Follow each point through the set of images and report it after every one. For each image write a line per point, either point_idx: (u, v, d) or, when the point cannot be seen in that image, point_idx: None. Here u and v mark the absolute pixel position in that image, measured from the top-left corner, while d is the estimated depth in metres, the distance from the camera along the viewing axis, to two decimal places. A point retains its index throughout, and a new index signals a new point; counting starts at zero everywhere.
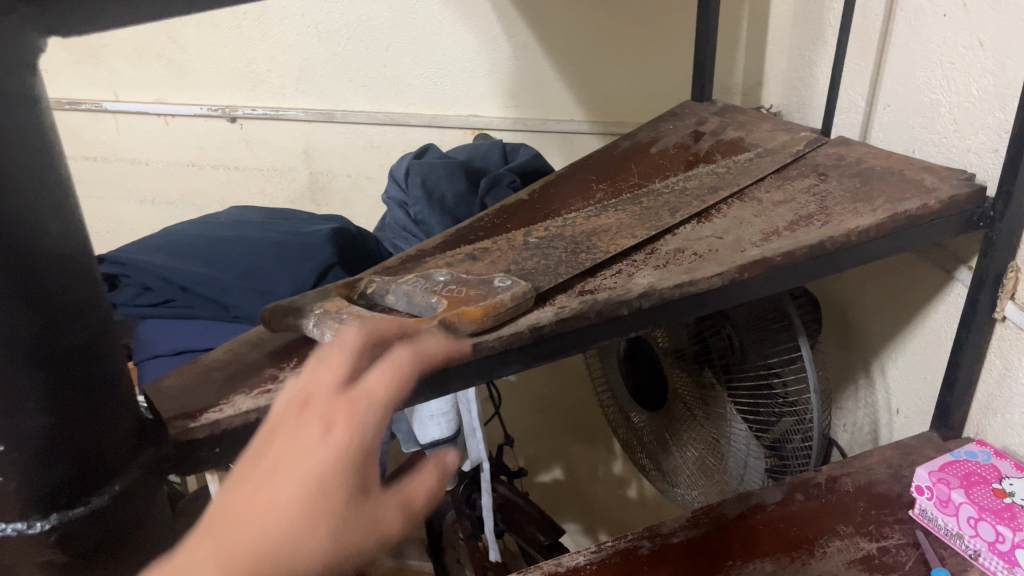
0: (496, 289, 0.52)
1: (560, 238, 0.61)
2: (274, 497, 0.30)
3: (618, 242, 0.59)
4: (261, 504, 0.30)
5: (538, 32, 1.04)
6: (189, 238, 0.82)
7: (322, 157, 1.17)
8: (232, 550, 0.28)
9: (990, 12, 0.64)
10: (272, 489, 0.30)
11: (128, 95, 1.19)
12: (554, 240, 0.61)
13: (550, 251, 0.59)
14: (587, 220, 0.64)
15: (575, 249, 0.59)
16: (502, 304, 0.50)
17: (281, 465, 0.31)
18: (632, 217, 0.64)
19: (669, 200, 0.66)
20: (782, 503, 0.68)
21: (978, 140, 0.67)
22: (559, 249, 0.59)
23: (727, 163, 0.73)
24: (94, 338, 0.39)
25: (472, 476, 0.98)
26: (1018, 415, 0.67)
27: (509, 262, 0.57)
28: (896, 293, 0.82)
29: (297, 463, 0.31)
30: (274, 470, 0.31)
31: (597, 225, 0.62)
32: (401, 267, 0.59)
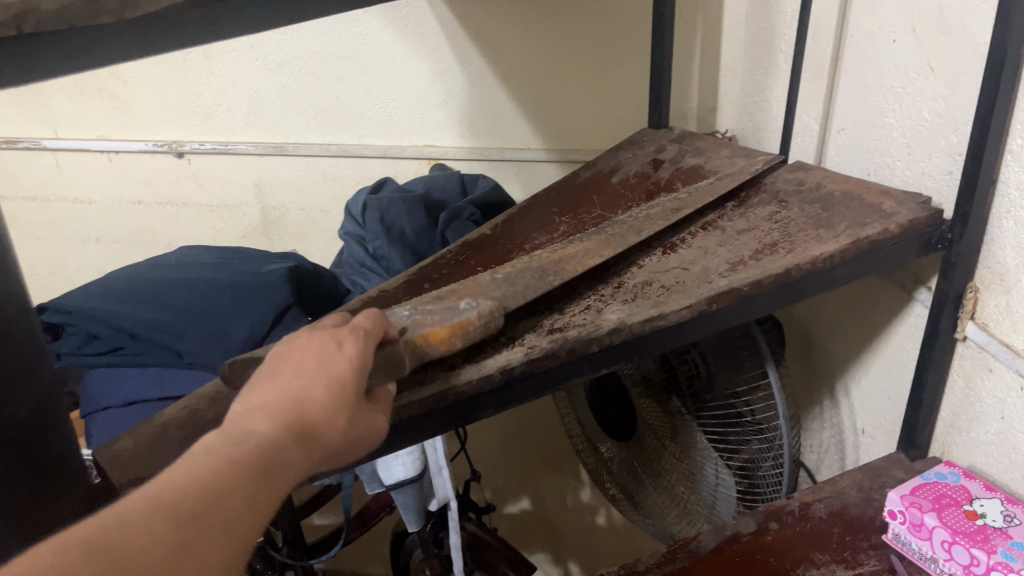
0: (460, 310, 0.50)
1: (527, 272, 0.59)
2: (304, 386, 0.35)
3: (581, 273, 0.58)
4: (290, 403, 0.34)
5: (492, 62, 1.04)
6: (138, 283, 0.79)
7: (274, 191, 1.15)
8: (278, 421, 0.33)
9: (939, 37, 0.65)
10: (305, 378, 0.35)
11: (69, 132, 1.14)
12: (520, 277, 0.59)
13: (517, 280, 0.57)
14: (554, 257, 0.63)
15: (541, 279, 0.57)
16: (470, 323, 0.48)
17: (304, 362, 0.36)
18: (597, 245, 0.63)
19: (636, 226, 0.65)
20: (757, 533, 0.68)
21: (932, 163, 0.68)
22: (524, 280, 0.57)
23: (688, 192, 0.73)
24: (42, 405, 0.37)
25: (439, 515, 0.95)
26: (983, 434, 0.68)
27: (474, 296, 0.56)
28: (857, 315, 0.83)
29: (322, 359, 0.37)
30: (290, 377, 0.35)
31: (562, 255, 0.61)
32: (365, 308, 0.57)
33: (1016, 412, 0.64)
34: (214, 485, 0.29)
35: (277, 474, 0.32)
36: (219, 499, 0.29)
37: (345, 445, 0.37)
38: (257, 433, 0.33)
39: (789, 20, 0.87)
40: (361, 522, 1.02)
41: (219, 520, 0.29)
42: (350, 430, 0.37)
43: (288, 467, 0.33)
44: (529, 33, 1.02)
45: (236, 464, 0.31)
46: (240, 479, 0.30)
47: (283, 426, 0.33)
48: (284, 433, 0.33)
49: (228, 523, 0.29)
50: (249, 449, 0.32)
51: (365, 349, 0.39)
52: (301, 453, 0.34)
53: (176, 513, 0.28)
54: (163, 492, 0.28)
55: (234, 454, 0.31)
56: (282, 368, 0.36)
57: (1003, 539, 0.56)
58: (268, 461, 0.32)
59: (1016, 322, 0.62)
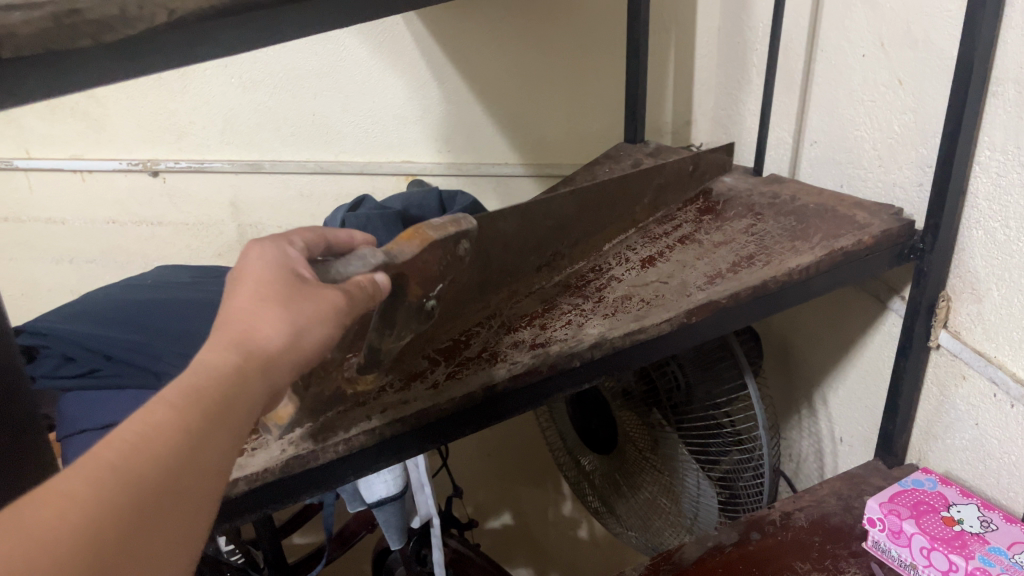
0: None
1: (509, 279, 0.59)
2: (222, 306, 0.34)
3: (532, 214, 0.59)
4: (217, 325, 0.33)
5: (469, 79, 1.05)
6: (114, 306, 0.78)
7: (250, 208, 1.14)
8: (229, 342, 0.32)
9: (907, 51, 0.66)
10: (243, 287, 0.34)
11: (41, 152, 1.12)
12: (504, 291, 0.59)
13: (487, 264, 0.57)
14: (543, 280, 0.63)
15: (500, 249, 0.57)
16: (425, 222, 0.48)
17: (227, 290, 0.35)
18: (563, 235, 0.63)
19: (594, 207, 0.66)
20: (739, 543, 0.68)
21: (903, 175, 0.70)
22: (492, 265, 0.57)
23: (651, 199, 0.73)
24: (18, 434, 0.36)
25: (422, 531, 0.95)
26: (959, 440, 0.69)
27: (457, 292, 0.56)
28: (832, 325, 0.84)
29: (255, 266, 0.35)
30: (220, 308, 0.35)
31: (542, 257, 0.62)
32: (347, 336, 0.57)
33: (990, 417, 0.65)
34: (157, 473, 0.27)
35: (226, 443, 0.30)
36: (165, 490, 0.27)
37: (297, 330, 0.33)
38: (203, 393, 0.30)
39: (761, 35, 0.88)
40: (343, 541, 1.01)
41: (162, 512, 0.27)
42: (309, 334, 0.34)
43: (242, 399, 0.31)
44: (505, 48, 1.03)
45: (182, 439, 0.28)
46: (188, 459, 0.28)
47: (229, 342, 0.32)
48: (230, 391, 0.31)
49: (172, 510, 0.27)
50: (196, 419, 0.29)
51: (295, 254, 0.38)
52: (253, 398, 0.31)
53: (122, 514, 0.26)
54: (103, 479, 0.26)
55: (180, 425, 0.28)
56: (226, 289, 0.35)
57: (981, 544, 0.57)
58: (215, 424, 0.30)
59: (988, 329, 0.63)
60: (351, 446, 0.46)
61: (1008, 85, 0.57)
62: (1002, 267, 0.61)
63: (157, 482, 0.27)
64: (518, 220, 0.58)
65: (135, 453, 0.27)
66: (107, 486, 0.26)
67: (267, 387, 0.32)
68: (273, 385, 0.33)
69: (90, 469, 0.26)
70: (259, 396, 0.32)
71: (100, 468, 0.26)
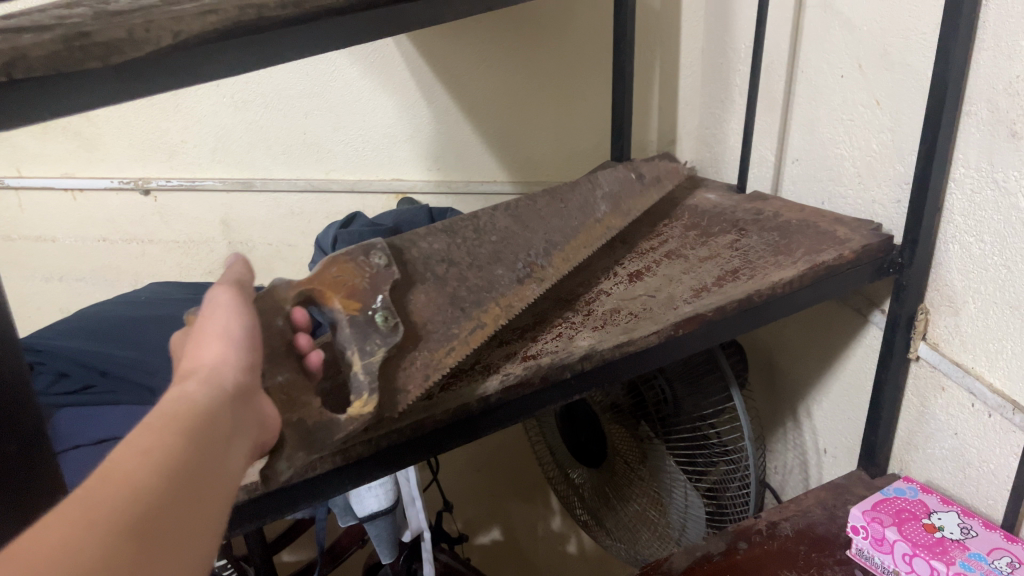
0: (371, 268, 0.49)
1: (489, 292, 0.54)
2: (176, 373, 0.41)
3: (462, 233, 0.57)
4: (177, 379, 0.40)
5: (458, 100, 1.08)
6: (109, 324, 0.79)
7: (241, 226, 1.15)
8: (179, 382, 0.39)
9: (884, 73, 0.69)
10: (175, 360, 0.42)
11: (32, 171, 1.12)
12: (489, 304, 0.53)
13: (446, 283, 0.53)
14: (535, 288, 0.56)
15: (448, 267, 0.54)
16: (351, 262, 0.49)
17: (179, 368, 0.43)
18: (524, 246, 0.59)
19: (548, 218, 0.62)
20: (727, 552, 0.69)
21: (882, 192, 0.72)
22: (452, 282, 0.53)
23: (610, 205, 0.68)
24: (28, 445, 0.37)
25: (412, 545, 0.95)
26: (939, 450, 0.71)
27: (417, 317, 0.50)
28: (815, 339, 0.86)
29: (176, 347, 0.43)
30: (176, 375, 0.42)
31: (518, 267, 0.57)
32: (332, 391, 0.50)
33: (969, 427, 0.67)
34: (145, 485, 0.30)
35: (199, 463, 0.33)
36: (158, 498, 0.30)
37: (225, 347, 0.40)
38: (159, 428, 0.34)
39: (743, 56, 0.91)
40: (333, 557, 1.02)
41: (165, 516, 0.30)
42: (231, 334, 0.41)
43: (204, 425, 0.36)
44: (491, 71, 1.06)
45: (153, 459, 0.31)
46: (167, 473, 0.31)
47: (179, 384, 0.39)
48: (183, 430, 0.35)
49: (173, 515, 0.30)
50: (162, 447, 0.32)
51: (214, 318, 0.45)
52: (209, 415, 0.37)
53: (126, 515, 0.28)
54: (96, 495, 0.29)
55: (149, 451, 0.32)
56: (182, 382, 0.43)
57: (961, 550, 0.59)
58: (183, 446, 0.34)
59: (965, 340, 0.65)
60: (352, 453, 0.47)
61: (981, 105, 0.59)
62: (978, 280, 0.63)
63: (147, 491, 0.30)
64: (447, 240, 0.55)
65: (116, 473, 0.30)
66: (100, 499, 0.28)
67: (223, 413, 0.37)
68: (224, 383, 0.39)
69: (80, 492, 0.29)
70: (219, 410, 0.37)
71: (87, 489, 0.29)
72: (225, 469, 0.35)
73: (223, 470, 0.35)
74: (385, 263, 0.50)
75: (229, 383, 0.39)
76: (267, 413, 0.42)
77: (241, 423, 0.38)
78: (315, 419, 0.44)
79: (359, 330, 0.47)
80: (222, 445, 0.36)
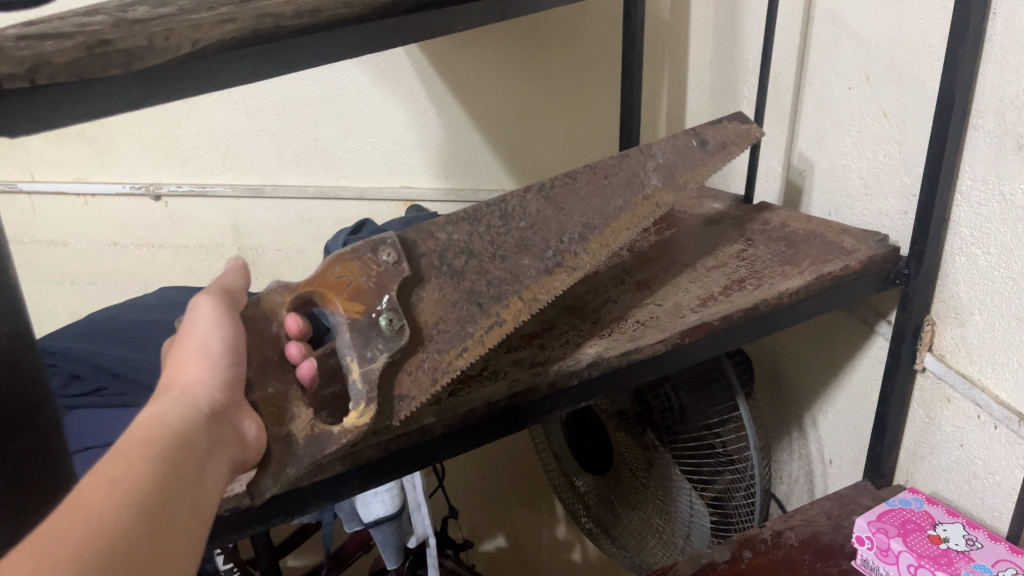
0: (377, 267, 0.47)
1: (513, 284, 0.52)
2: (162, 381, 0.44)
3: (487, 219, 0.53)
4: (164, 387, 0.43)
5: (467, 109, 1.09)
6: (120, 328, 0.80)
7: (251, 232, 1.16)
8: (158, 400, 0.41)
9: (892, 85, 0.69)
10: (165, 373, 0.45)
11: (45, 175, 1.13)
12: (511, 298, 0.52)
13: (463, 277, 0.50)
14: (564, 279, 0.55)
15: (468, 259, 0.51)
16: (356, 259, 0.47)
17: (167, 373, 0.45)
18: (558, 229, 0.55)
19: (587, 198, 0.57)
20: (732, 561, 0.70)
21: (889, 204, 0.72)
22: (471, 276, 0.51)
23: (663, 179, 0.61)
24: (44, 443, 0.38)
25: (418, 551, 0.96)
26: (945, 461, 0.71)
27: (426, 317, 0.49)
28: (822, 349, 0.86)
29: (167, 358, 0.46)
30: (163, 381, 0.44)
31: (547, 255, 0.54)
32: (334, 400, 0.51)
33: (975, 438, 0.67)
34: (111, 524, 0.31)
35: (170, 494, 0.35)
36: (125, 534, 0.32)
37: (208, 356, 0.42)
38: (130, 454, 0.35)
39: (752, 67, 0.92)
40: (339, 562, 1.02)
41: (130, 554, 0.31)
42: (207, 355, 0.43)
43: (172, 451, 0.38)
44: (501, 80, 1.07)
45: (123, 492, 0.33)
46: (135, 508, 0.33)
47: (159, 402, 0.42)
48: (157, 457, 0.36)
49: (139, 552, 0.32)
50: (132, 475, 0.34)
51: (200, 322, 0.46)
52: (180, 442, 0.39)
53: (92, 554, 0.30)
54: (65, 529, 0.30)
55: (119, 481, 0.33)
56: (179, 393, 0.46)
57: (966, 561, 0.59)
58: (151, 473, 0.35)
59: (971, 352, 0.66)
60: (364, 456, 0.48)
61: (987, 117, 0.60)
62: (983, 292, 0.63)
63: (114, 527, 0.31)
64: (470, 229, 0.52)
65: (82, 507, 0.31)
66: (70, 533, 0.30)
67: (198, 436, 0.40)
68: (200, 406, 0.41)
69: (49, 524, 0.30)
70: (193, 433, 0.40)
71: (55, 522, 0.30)
72: (194, 496, 0.37)
73: (193, 498, 0.37)
74: (393, 261, 0.48)
75: (205, 404, 0.41)
76: (248, 430, 0.43)
77: (216, 440, 0.40)
78: (302, 433, 0.44)
79: (361, 334, 0.46)
80: (191, 473, 0.38)
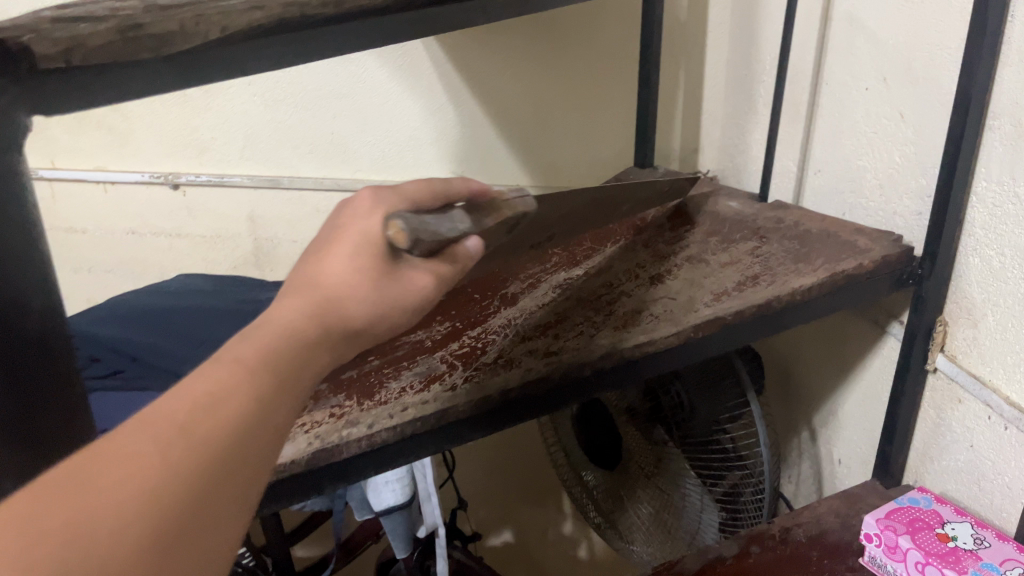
0: None
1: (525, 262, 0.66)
2: (339, 271, 0.35)
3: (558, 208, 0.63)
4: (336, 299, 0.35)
5: (484, 104, 1.10)
6: (140, 314, 0.81)
7: (267, 223, 1.17)
8: (307, 320, 0.34)
9: (909, 87, 0.69)
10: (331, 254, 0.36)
11: (65, 163, 1.14)
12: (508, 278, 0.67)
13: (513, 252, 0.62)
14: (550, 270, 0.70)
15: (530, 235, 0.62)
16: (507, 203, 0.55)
17: (343, 249, 0.36)
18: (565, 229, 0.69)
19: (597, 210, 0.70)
20: (739, 555, 0.70)
21: (903, 204, 0.73)
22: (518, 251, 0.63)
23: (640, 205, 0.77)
24: (70, 415, 0.39)
25: (426, 541, 0.97)
26: (954, 462, 0.71)
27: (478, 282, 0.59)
28: (832, 348, 0.87)
29: (354, 240, 0.36)
30: (333, 268, 0.35)
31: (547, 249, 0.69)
32: (358, 382, 0.54)
33: (985, 439, 0.67)
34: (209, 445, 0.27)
35: (242, 441, 0.29)
36: (223, 458, 0.28)
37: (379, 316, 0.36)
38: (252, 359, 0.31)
39: (769, 67, 0.92)
40: (347, 552, 1.03)
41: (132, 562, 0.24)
42: (375, 332, 0.37)
43: (306, 362, 0.33)
44: (519, 76, 1.08)
45: (142, 475, 0.25)
46: (153, 497, 0.25)
47: (302, 314, 0.34)
48: (208, 416, 0.28)
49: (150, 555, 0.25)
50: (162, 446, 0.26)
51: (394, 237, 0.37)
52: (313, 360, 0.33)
53: (174, 488, 0.26)
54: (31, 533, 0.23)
55: (141, 459, 0.26)
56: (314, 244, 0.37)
57: (974, 560, 0.59)
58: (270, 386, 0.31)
59: (983, 353, 0.66)
60: (378, 437, 0.48)
61: (1004, 120, 0.60)
62: (997, 294, 0.63)
63: (115, 525, 0.24)
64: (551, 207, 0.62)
65: (182, 419, 0.27)
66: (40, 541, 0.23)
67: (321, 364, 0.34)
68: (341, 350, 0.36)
69: (148, 429, 0.27)
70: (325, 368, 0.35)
71: (25, 518, 0.23)
72: (250, 464, 0.29)
73: (254, 453, 0.29)
74: None
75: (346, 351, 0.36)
76: None
77: None
78: None
79: None
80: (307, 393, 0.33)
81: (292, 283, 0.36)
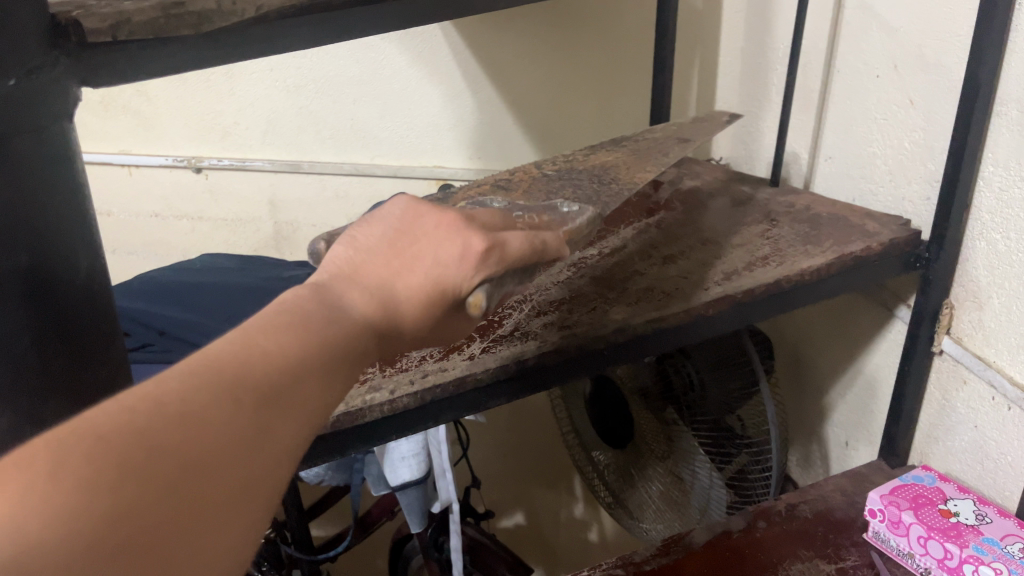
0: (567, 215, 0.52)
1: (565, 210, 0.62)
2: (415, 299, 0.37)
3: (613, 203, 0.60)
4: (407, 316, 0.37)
5: (503, 92, 1.12)
6: (167, 290, 0.83)
7: (288, 206, 1.19)
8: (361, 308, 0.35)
9: (919, 74, 0.71)
10: (416, 266, 0.37)
11: (92, 147, 1.17)
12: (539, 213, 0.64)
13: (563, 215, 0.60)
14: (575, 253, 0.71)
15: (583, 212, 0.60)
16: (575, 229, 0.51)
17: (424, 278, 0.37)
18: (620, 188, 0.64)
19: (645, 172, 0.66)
20: (747, 530, 0.72)
21: (912, 190, 0.74)
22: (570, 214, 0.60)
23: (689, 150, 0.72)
24: (113, 370, 0.42)
25: (440, 518, 0.99)
26: (958, 442, 0.73)
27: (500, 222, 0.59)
28: (841, 331, 0.88)
29: (438, 256, 0.37)
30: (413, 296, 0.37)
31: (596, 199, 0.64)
32: None
33: (989, 419, 0.69)
34: (275, 419, 0.29)
35: (303, 420, 0.31)
36: (285, 432, 0.29)
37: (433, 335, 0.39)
38: (324, 337, 0.33)
39: (781, 55, 0.94)
40: (363, 528, 1.06)
41: (178, 525, 0.25)
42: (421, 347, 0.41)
43: (369, 336, 0.35)
44: (537, 64, 1.10)
45: (196, 441, 0.26)
46: (213, 460, 0.26)
47: (374, 303, 0.36)
48: (250, 403, 0.28)
49: (186, 523, 0.25)
50: (204, 425, 0.26)
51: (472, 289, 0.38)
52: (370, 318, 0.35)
53: (244, 452, 0.27)
54: (86, 478, 0.23)
55: (218, 414, 0.27)
56: (401, 243, 0.38)
57: (975, 535, 0.61)
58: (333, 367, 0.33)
59: (989, 335, 0.67)
60: (399, 402, 0.51)
61: (1011, 105, 0.61)
62: (1002, 276, 0.65)
63: (192, 472, 0.25)
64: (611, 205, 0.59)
65: (261, 386, 0.29)
66: (84, 500, 0.23)
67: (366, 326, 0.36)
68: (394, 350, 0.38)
69: (233, 388, 0.28)
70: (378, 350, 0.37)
71: (121, 444, 0.24)
72: (293, 447, 0.30)
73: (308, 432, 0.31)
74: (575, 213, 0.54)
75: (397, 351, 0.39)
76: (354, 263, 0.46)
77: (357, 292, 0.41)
78: None
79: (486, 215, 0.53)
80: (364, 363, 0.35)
81: (368, 275, 0.37)
